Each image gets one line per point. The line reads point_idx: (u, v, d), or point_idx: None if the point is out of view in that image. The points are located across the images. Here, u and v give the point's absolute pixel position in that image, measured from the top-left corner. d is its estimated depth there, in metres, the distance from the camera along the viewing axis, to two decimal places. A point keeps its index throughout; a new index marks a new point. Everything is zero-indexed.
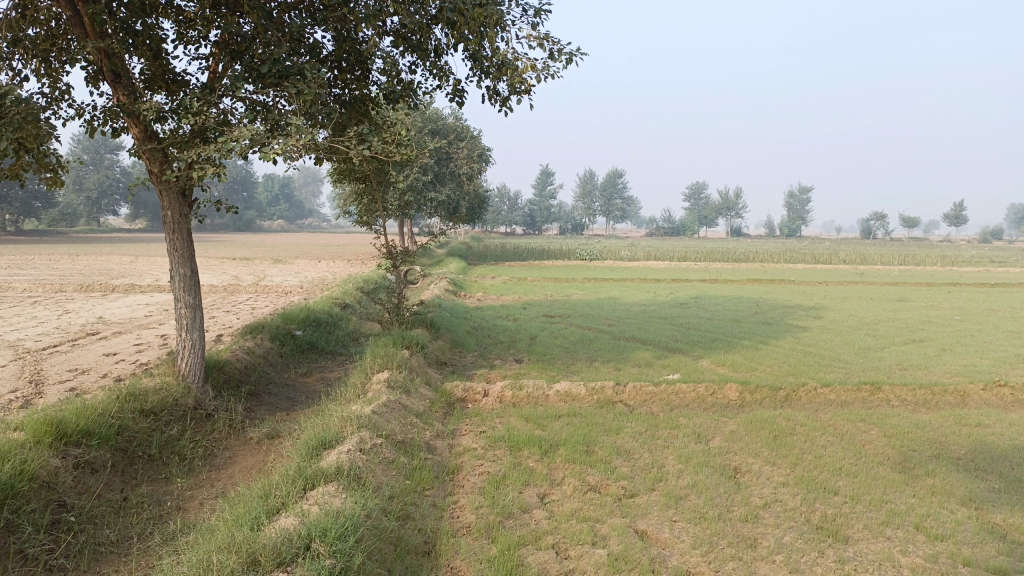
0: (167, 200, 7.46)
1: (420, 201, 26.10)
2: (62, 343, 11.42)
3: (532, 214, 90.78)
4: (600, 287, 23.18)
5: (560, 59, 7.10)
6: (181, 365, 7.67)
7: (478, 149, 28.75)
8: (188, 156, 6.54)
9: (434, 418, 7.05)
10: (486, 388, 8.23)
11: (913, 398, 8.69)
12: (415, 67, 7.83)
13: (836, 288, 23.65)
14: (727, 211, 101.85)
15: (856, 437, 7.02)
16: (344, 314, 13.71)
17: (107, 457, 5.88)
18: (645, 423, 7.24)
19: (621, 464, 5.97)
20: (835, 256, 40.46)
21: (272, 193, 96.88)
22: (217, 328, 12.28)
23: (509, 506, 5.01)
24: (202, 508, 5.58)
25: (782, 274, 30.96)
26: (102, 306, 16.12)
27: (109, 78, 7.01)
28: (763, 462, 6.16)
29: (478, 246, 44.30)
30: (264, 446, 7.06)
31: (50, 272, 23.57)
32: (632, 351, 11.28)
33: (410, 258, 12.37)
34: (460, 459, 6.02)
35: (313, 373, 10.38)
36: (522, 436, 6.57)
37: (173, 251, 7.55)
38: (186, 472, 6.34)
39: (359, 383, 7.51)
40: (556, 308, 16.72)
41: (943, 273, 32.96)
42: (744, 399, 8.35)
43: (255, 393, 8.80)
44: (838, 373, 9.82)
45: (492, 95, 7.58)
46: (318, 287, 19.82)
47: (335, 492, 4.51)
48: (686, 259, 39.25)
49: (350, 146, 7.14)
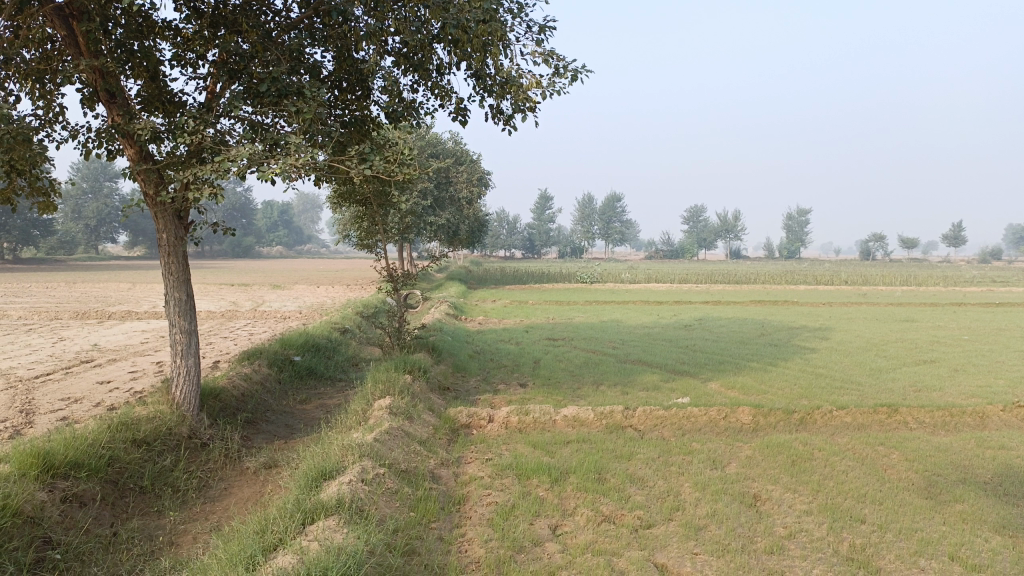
0: (163, 223, 7.25)
1: (420, 226, 25.96)
2: (56, 371, 11.16)
3: (531, 239, 90.81)
4: (602, 310, 22.94)
5: (566, 76, 6.93)
6: (176, 392, 7.43)
7: (478, 173, 28.67)
8: (184, 177, 6.33)
9: (438, 445, 6.79)
10: (491, 414, 7.98)
11: (931, 420, 8.43)
12: (417, 87, 7.67)
13: (839, 309, 23.43)
14: (726, 233, 101.87)
15: (877, 461, 6.76)
16: (343, 339, 13.45)
17: (96, 489, 5.61)
18: (657, 448, 6.98)
19: (635, 493, 5.70)
20: (837, 278, 40.30)
21: (271, 219, 96.97)
22: (215, 354, 12.02)
23: (520, 539, 4.74)
24: (195, 544, 5.31)
25: (785, 295, 30.83)
26: (98, 333, 15.86)
27: (103, 98, 6.83)
28: (784, 489, 5.90)
29: (478, 270, 44.06)
30: (262, 476, 6.79)
31: (46, 300, 23.33)
32: (639, 374, 11.02)
33: (411, 281, 12.13)
34: (466, 488, 5.75)
35: (312, 399, 10.10)
36: (530, 464, 6.31)
37: (169, 276, 7.33)
38: (180, 504, 6.07)
39: (359, 410, 7.25)
40: (559, 332, 16.48)
41: (945, 293, 32.77)
42: (758, 422, 8.09)
43: (252, 420, 8.53)
44: (851, 395, 9.57)
45: (496, 114, 7.41)
46: (317, 313, 19.60)
47: (336, 527, 4.25)
48: (687, 281, 39.09)
49: (351, 166, 6.94)
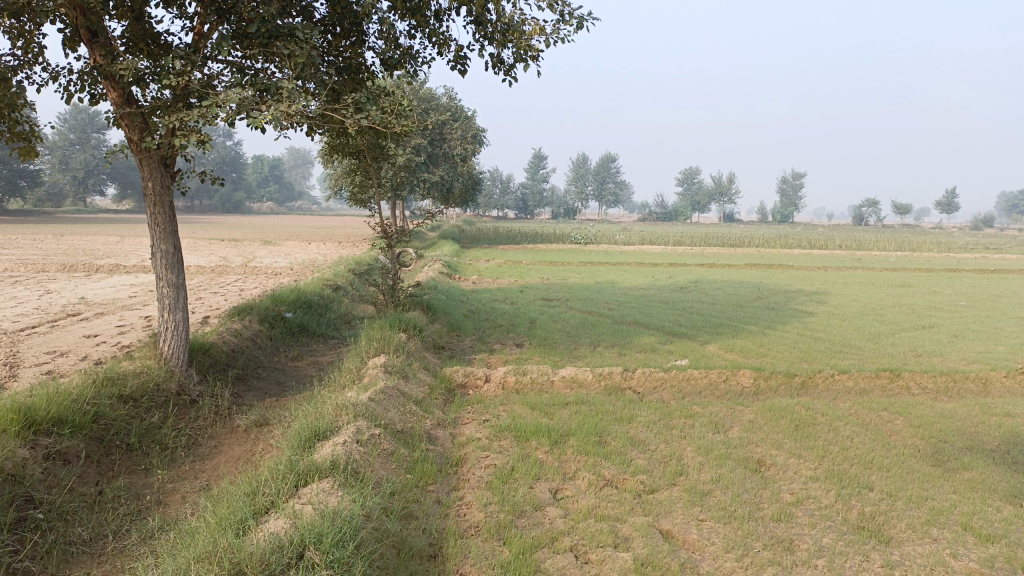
0: (148, 170, 6.94)
1: (413, 182, 25.54)
2: (41, 324, 10.91)
3: (524, 199, 90.26)
4: (596, 271, 22.74)
5: (571, 22, 6.62)
6: (163, 347, 7.22)
7: (472, 129, 28.12)
8: (170, 123, 6.03)
9: (434, 405, 6.63)
10: (488, 374, 7.81)
11: (934, 386, 8.32)
12: (414, 33, 7.33)
13: (835, 273, 23.32)
14: (720, 196, 101.25)
15: (881, 427, 6.64)
16: (336, 296, 13.22)
17: (81, 447, 5.42)
18: (658, 411, 6.83)
19: (637, 457, 5.55)
20: (831, 242, 40.17)
21: (262, 174, 95.73)
22: (204, 309, 11.78)
23: (520, 503, 4.58)
24: (184, 503, 5.15)
25: (780, 259, 30.65)
26: (85, 286, 15.56)
27: (84, 37, 6.48)
28: (788, 454, 5.77)
29: (470, 229, 43.73)
30: (253, 434, 6.62)
31: (31, 252, 22.90)
32: (637, 335, 10.87)
33: (405, 238, 11.85)
34: (464, 450, 5.58)
35: (304, 356, 9.91)
36: (529, 425, 6.14)
37: (155, 226, 7.06)
38: (168, 462, 5.89)
39: (354, 368, 7.06)
40: (554, 292, 16.30)
41: (939, 259, 32.74)
42: (759, 386, 7.95)
43: (242, 377, 8.35)
44: (852, 359, 9.45)
45: (497, 63, 7.10)
46: (309, 269, 19.35)
47: (330, 490, 4.06)
48: (681, 243, 38.91)
49: (346, 115, 6.64)
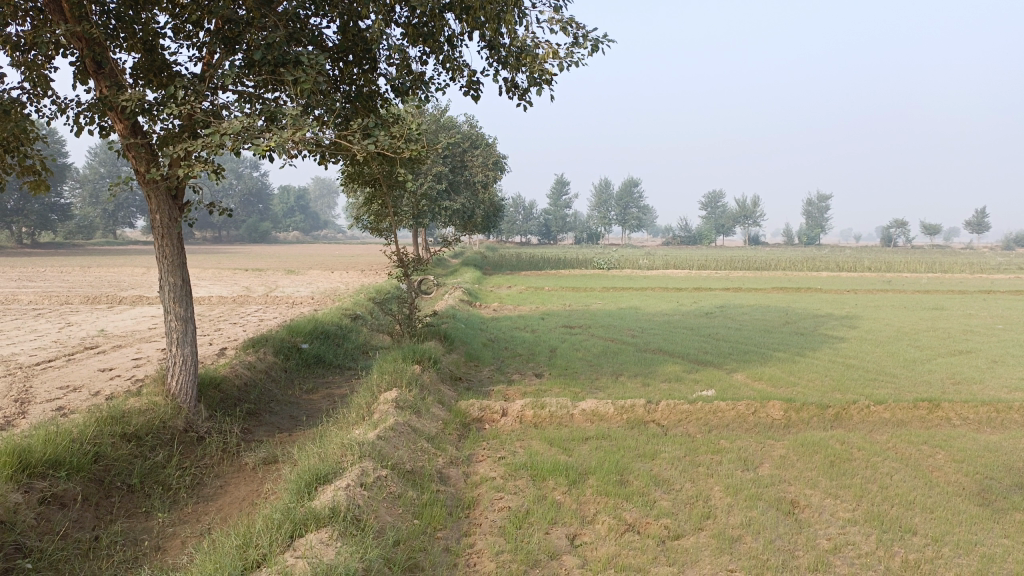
0: (155, 203, 6.79)
1: (435, 210, 25.41)
2: (58, 357, 10.80)
3: (547, 224, 90.15)
4: (620, 297, 22.35)
5: (586, 45, 6.42)
6: (170, 382, 7.03)
7: (493, 156, 27.97)
8: (174, 153, 5.86)
9: (447, 442, 6.34)
10: (505, 408, 7.52)
11: (976, 416, 7.87)
12: (427, 59, 7.13)
13: (867, 296, 22.75)
14: (745, 219, 100.32)
15: (922, 463, 6.24)
16: (354, 326, 13.02)
17: (78, 489, 5.21)
18: (683, 446, 6.48)
19: (661, 498, 5.21)
20: (860, 264, 39.43)
21: (287, 203, 96.65)
22: (221, 341, 11.64)
23: (535, 552, 4.26)
24: (182, 550, 4.90)
25: (808, 282, 30.04)
26: (106, 318, 15.54)
27: (91, 69, 6.36)
28: (823, 494, 5.40)
29: (492, 256, 43.43)
30: (260, 473, 6.37)
31: (58, 284, 23.08)
32: (661, 364, 10.51)
33: (422, 266, 11.62)
34: (477, 491, 5.29)
35: (320, 388, 9.69)
36: (546, 463, 5.83)
37: (163, 259, 6.89)
38: (170, 505, 5.65)
39: (364, 403, 6.81)
40: (576, 319, 15.98)
41: (971, 281, 31.81)
42: (791, 418, 7.56)
43: (255, 411, 8.12)
44: (887, 388, 9.01)
45: (510, 88, 6.89)
46: (329, 298, 19.21)
47: (327, 542, 3.79)
48: (706, 267, 38.45)
49: (356, 141, 6.44)
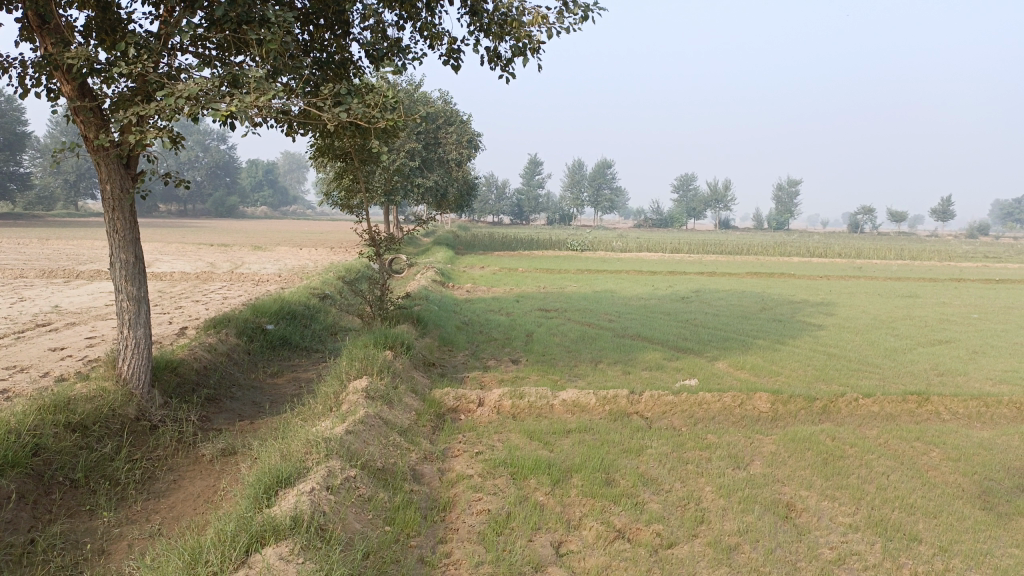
0: (106, 172, 6.25)
1: (407, 187, 24.82)
2: (6, 335, 10.16)
3: (519, 204, 89.52)
4: (594, 280, 22.04)
5: (577, 11, 5.98)
6: (122, 367, 6.52)
7: (468, 133, 27.31)
8: (124, 118, 5.31)
9: (421, 435, 5.95)
10: (482, 397, 7.13)
11: (965, 411, 7.66)
12: (404, 24, 6.64)
13: (841, 283, 22.70)
14: (716, 203, 100.52)
15: (917, 461, 5.99)
16: (322, 306, 12.53)
17: (13, 487, 4.72)
18: (670, 442, 6.15)
19: (650, 500, 4.87)
20: (832, 250, 39.50)
21: (256, 177, 94.59)
22: (183, 319, 11.08)
23: (518, 563, 3.89)
24: (128, 554, 4.46)
25: (781, 267, 29.96)
26: (61, 293, 14.82)
27: (33, 23, 5.73)
28: (820, 496, 5.10)
29: (466, 235, 42.74)
30: (218, 466, 5.93)
31: (14, 256, 22.11)
32: (641, 351, 10.19)
33: (395, 246, 11.10)
34: (453, 491, 4.90)
35: (285, 373, 9.22)
36: (526, 460, 5.45)
37: (114, 234, 6.36)
38: (118, 502, 5.20)
39: (331, 393, 6.37)
40: (551, 302, 15.63)
41: (940, 268, 32.08)
42: (778, 411, 7.28)
43: (215, 397, 7.64)
44: (873, 379, 8.79)
45: (493, 58, 6.45)
46: (298, 276, 18.57)
47: (286, 559, 3.38)
48: (679, 250, 38.29)
49: (326, 108, 5.92)
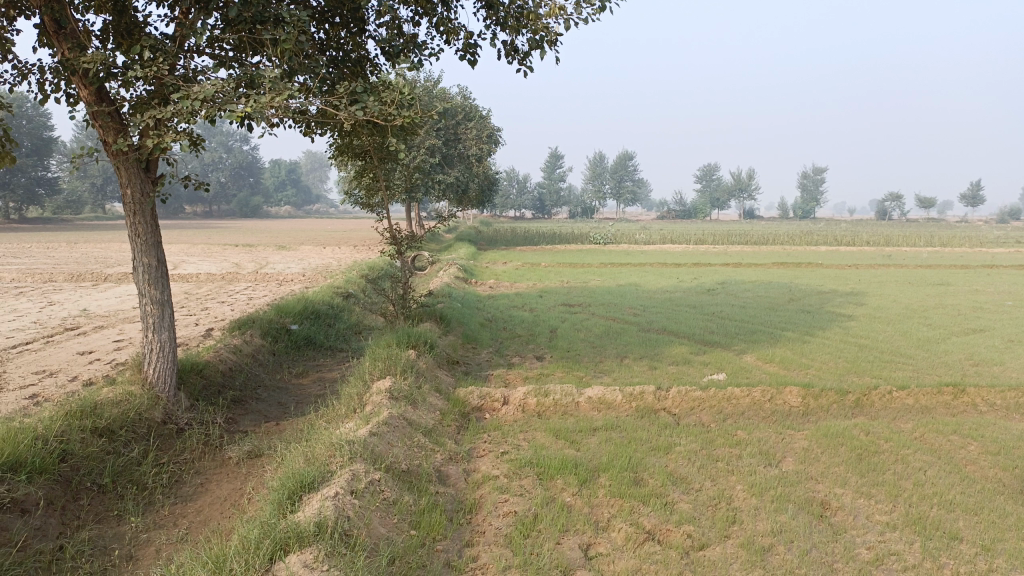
0: (125, 176, 6.25)
1: (428, 184, 24.81)
2: (35, 340, 10.27)
3: (541, 199, 89.32)
4: (618, 273, 21.88)
5: (594, 2, 5.86)
6: (147, 371, 6.54)
7: (488, 128, 27.24)
8: (141, 121, 5.30)
9: (445, 436, 5.89)
10: (506, 395, 7.06)
11: (1003, 402, 7.45)
12: (419, 20, 6.56)
13: (869, 272, 22.35)
14: (740, 193, 99.55)
15: (955, 455, 5.83)
16: (346, 305, 12.53)
17: (41, 493, 4.73)
18: (699, 439, 6.04)
19: (680, 500, 4.77)
20: (859, 238, 38.92)
21: (279, 177, 95.27)
22: (208, 321, 11.13)
23: (546, 567, 3.81)
24: (155, 560, 4.45)
25: (808, 257, 29.56)
26: (90, 297, 14.98)
27: (49, 29, 5.73)
28: (856, 493, 4.97)
29: (488, 231, 42.71)
30: (244, 469, 5.92)
31: (43, 261, 22.42)
32: (667, 346, 10.06)
33: (417, 243, 11.05)
34: (479, 492, 4.84)
35: (310, 373, 9.22)
36: (553, 459, 5.38)
37: (135, 238, 6.36)
38: (145, 507, 5.20)
39: (355, 394, 6.33)
40: (575, 297, 15.52)
41: (972, 254, 31.47)
42: (809, 406, 7.13)
43: (240, 398, 7.65)
44: (906, 371, 8.59)
45: (511, 51, 6.35)
46: (321, 276, 18.63)
47: (311, 567, 3.33)
48: (703, 242, 37.95)
49: (342, 107, 5.87)
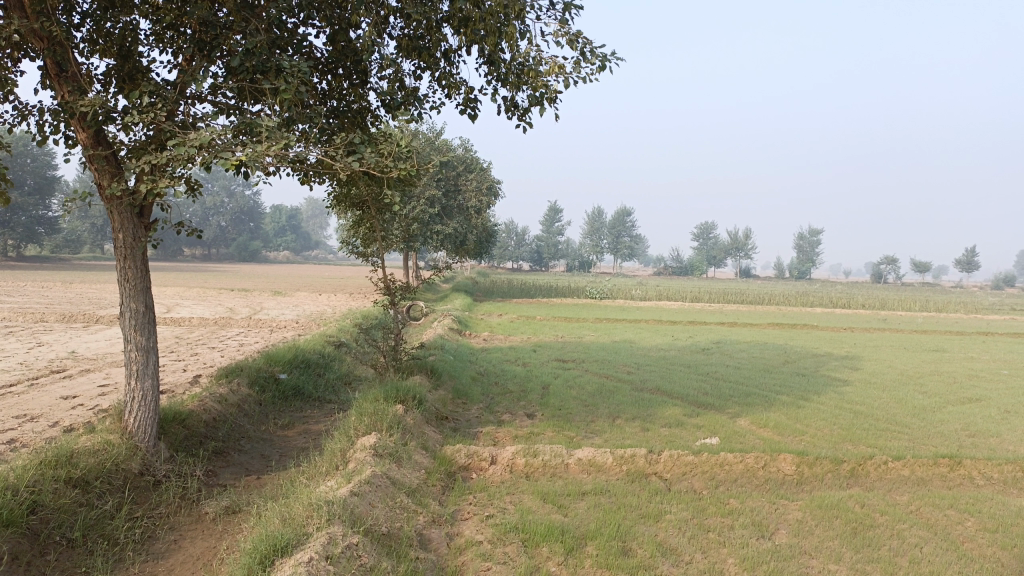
0: (118, 220, 6.21)
1: (426, 234, 24.90)
2: (20, 382, 10.10)
3: (539, 252, 89.75)
4: (613, 329, 21.80)
5: (594, 61, 5.91)
6: (128, 419, 6.39)
7: (487, 181, 27.48)
8: (137, 165, 5.28)
9: (430, 496, 5.73)
10: (494, 454, 6.91)
11: (1000, 476, 7.31)
12: (421, 74, 6.61)
13: (864, 336, 22.30)
14: (736, 251, 100.16)
15: (952, 531, 5.68)
16: (337, 355, 12.39)
17: (6, 547, 4.55)
18: (690, 506, 5.88)
19: (669, 572, 4.61)
20: (855, 300, 39.00)
21: (280, 223, 95.83)
22: (196, 367, 11.00)
23: None
24: None
25: (803, 318, 29.54)
26: (79, 338, 14.84)
27: (51, 72, 5.75)
28: (850, 570, 4.81)
29: (485, 282, 42.78)
30: (220, 525, 5.74)
31: (37, 300, 22.31)
32: (660, 406, 9.92)
33: (411, 295, 10.98)
34: (461, 559, 4.67)
35: (296, 424, 9.05)
36: (539, 525, 5.22)
37: (124, 283, 6.29)
38: (114, 563, 5.01)
39: (339, 450, 6.18)
40: (569, 352, 15.41)
41: (966, 321, 31.50)
42: (803, 474, 6.99)
43: (223, 449, 7.48)
44: (902, 440, 8.46)
45: (510, 107, 6.39)
46: (315, 323, 18.53)
47: None
48: (699, 300, 37.97)
49: (339, 157, 5.86)
